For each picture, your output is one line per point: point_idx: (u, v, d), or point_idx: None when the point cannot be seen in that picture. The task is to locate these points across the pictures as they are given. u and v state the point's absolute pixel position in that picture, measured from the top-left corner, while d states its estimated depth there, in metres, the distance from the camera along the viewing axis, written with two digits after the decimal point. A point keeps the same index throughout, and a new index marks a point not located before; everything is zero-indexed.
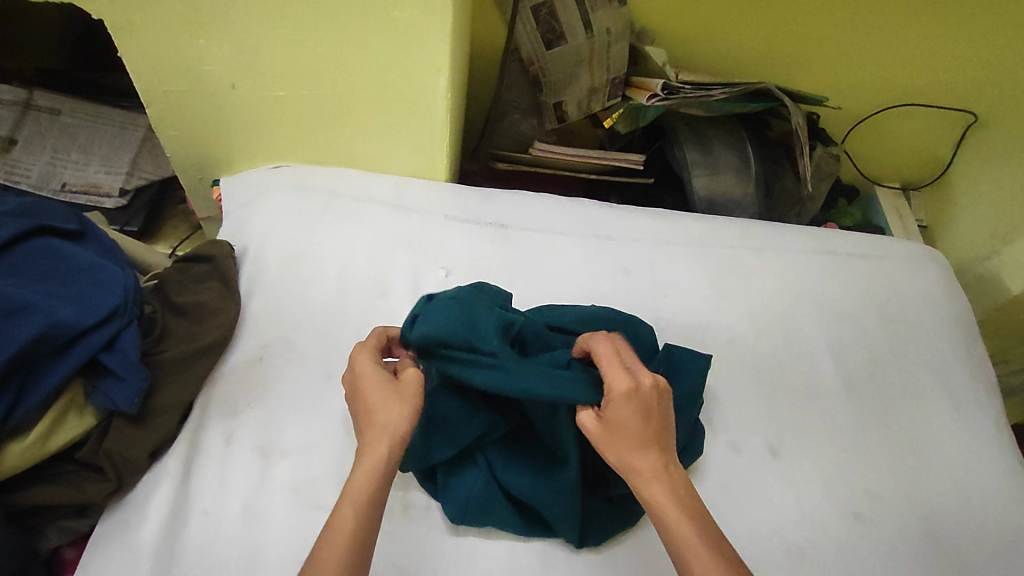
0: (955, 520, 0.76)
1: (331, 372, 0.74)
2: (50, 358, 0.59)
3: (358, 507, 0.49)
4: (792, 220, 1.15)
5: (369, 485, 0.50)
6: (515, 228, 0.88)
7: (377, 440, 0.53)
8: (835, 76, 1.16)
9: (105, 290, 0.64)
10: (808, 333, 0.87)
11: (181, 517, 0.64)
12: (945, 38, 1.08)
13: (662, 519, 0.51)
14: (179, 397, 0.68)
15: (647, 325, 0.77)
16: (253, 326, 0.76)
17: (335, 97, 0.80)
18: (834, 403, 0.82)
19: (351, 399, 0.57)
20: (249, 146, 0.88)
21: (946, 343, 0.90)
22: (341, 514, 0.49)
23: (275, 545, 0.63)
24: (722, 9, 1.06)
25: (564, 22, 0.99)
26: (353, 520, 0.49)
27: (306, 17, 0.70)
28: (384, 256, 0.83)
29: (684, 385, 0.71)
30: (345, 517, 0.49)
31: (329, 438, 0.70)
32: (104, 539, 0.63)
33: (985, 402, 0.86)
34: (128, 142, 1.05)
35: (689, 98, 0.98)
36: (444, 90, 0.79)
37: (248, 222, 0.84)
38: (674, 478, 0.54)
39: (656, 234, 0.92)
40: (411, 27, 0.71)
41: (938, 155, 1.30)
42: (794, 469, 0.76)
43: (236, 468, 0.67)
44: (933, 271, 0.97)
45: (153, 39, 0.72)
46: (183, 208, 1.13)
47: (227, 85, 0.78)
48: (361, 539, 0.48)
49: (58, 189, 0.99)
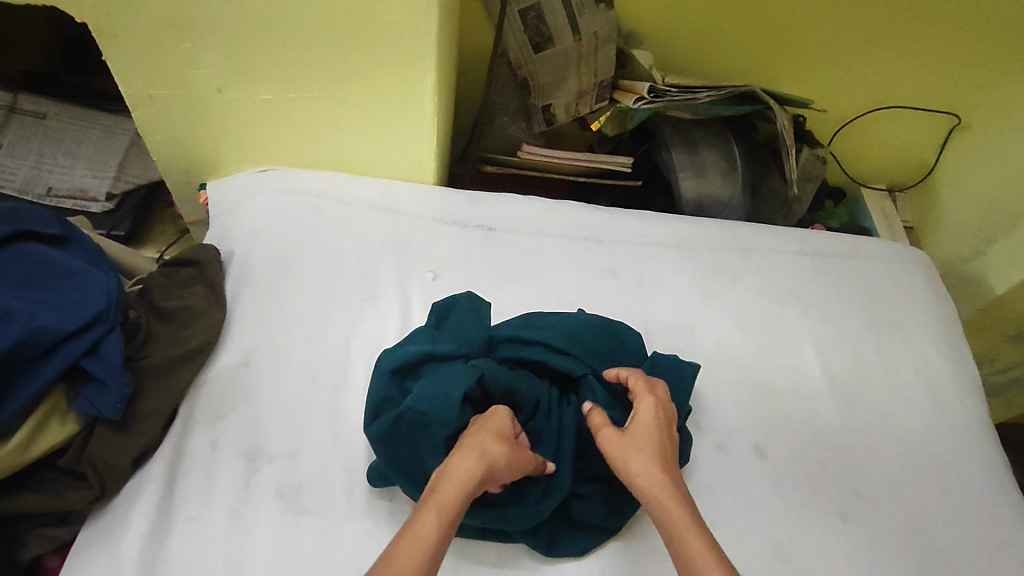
0: (939, 517, 0.76)
1: (318, 377, 0.74)
2: (31, 365, 0.59)
3: (440, 517, 0.51)
4: (780, 221, 1.15)
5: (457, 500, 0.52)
6: (503, 230, 0.89)
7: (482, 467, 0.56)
8: (822, 79, 1.17)
9: (88, 296, 0.64)
10: (795, 334, 0.87)
11: (166, 523, 0.63)
12: (929, 40, 1.09)
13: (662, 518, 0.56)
14: (164, 403, 0.68)
15: (632, 330, 0.77)
16: (239, 330, 0.76)
17: (322, 101, 0.80)
18: (820, 404, 0.82)
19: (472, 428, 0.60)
20: (237, 150, 0.88)
21: (931, 343, 0.91)
22: (424, 524, 0.50)
23: (261, 551, 0.62)
24: (709, 13, 1.06)
25: (552, 25, 1.00)
26: (436, 534, 0.50)
27: (291, 20, 0.70)
28: (372, 259, 0.83)
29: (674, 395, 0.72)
30: (431, 527, 0.50)
31: (316, 442, 0.70)
32: (87, 547, 0.62)
33: (970, 403, 0.87)
34: (114, 146, 1.05)
35: (676, 101, 0.99)
36: (430, 92, 0.79)
37: (234, 226, 0.84)
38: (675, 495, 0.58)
39: (644, 236, 0.92)
40: (398, 30, 0.71)
41: (923, 157, 1.31)
42: (780, 469, 0.76)
43: (221, 473, 0.66)
44: (918, 271, 0.98)
45: (138, 42, 0.71)
46: (171, 212, 1.12)
47: (213, 89, 0.78)
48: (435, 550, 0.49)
49: (43, 194, 0.99)
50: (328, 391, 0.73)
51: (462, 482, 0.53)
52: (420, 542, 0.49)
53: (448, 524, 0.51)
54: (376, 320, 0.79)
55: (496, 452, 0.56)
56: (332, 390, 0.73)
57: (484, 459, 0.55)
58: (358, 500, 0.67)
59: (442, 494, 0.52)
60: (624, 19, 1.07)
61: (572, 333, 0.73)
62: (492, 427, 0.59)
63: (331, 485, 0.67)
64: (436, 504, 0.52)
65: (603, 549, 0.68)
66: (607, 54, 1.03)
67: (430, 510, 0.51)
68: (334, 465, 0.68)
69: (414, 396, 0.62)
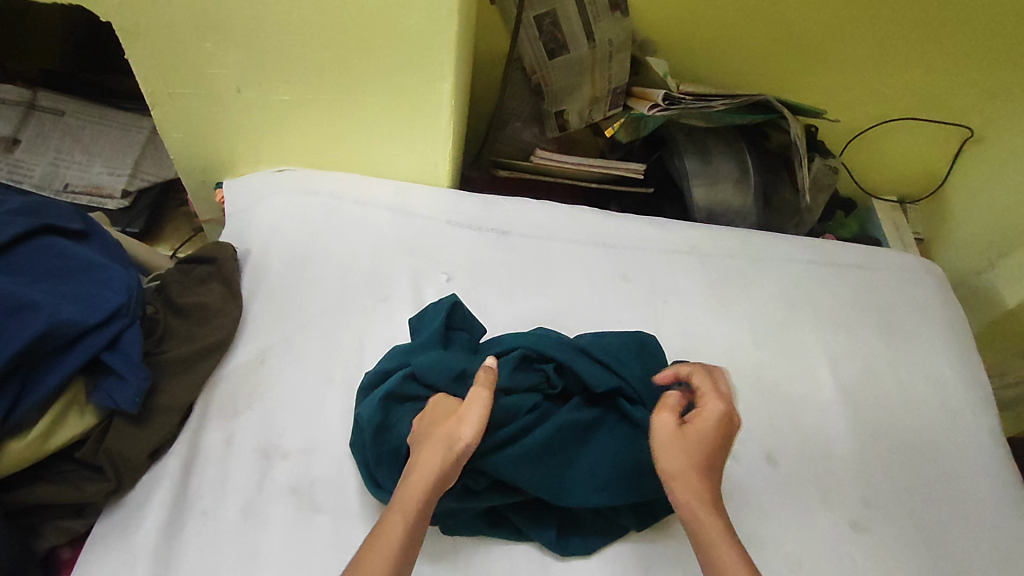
0: (952, 530, 0.76)
1: (331, 375, 0.74)
2: (52, 357, 0.60)
3: (404, 518, 0.53)
4: (790, 231, 1.16)
5: (417, 493, 0.54)
6: (517, 234, 0.89)
7: (441, 443, 0.57)
8: (834, 90, 1.17)
9: (108, 290, 0.64)
10: (807, 343, 0.88)
11: (181, 517, 0.64)
12: (942, 53, 1.09)
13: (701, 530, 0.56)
14: (180, 398, 0.68)
15: (653, 337, 0.76)
16: (253, 328, 0.76)
17: (339, 101, 0.81)
18: (832, 413, 0.82)
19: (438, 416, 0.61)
20: (254, 149, 0.88)
21: (942, 355, 0.91)
22: (390, 529, 0.53)
23: (274, 547, 0.63)
24: (722, 22, 1.07)
25: (566, 31, 1.01)
26: (399, 535, 0.52)
27: (312, 20, 0.71)
28: (386, 260, 0.84)
29: None
30: (395, 529, 0.52)
31: (330, 440, 0.70)
32: (101, 539, 0.63)
33: (981, 415, 0.86)
34: (131, 144, 1.06)
35: (690, 108, 0.99)
36: (448, 96, 0.80)
37: (250, 225, 0.85)
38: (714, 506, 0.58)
39: (657, 242, 0.92)
40: (418, 34, 0.72)
41: (934, 169, 1.31)
42: (791, 477, 0.76)
43: (236, 468, 0.67)
44: (930, 282, 0.98)
45: (162, 41, 0.72)
46: (185, 210, 1.13)
47: (233, 89, 0.79)
48: (403, 550, 0.52)
49: (60, 189, 0.99)
50: (341, 389, 0.74)
51: (420, 480, 0.55)
52: (385, 545, 0.52)
53: (415, 523, 0.53)
54: (390, 321, 0.80)
55: (454, 441, 0.56)
56: (345, 388, 0.74)
57: (442, 451, 0.56)
58: (370, 499, 0.67)
59: (404, 495, 0.54)
60: (638, 26, 1.08)
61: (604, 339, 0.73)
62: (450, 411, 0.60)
63: (344, 482, 0.68)
64: (401, 504, 0.54)
65: (614, 548, 0.68)
66: (621, 61, 1.03)
67: (394, 512, 0.53)
68: (347, 463, 0.69)
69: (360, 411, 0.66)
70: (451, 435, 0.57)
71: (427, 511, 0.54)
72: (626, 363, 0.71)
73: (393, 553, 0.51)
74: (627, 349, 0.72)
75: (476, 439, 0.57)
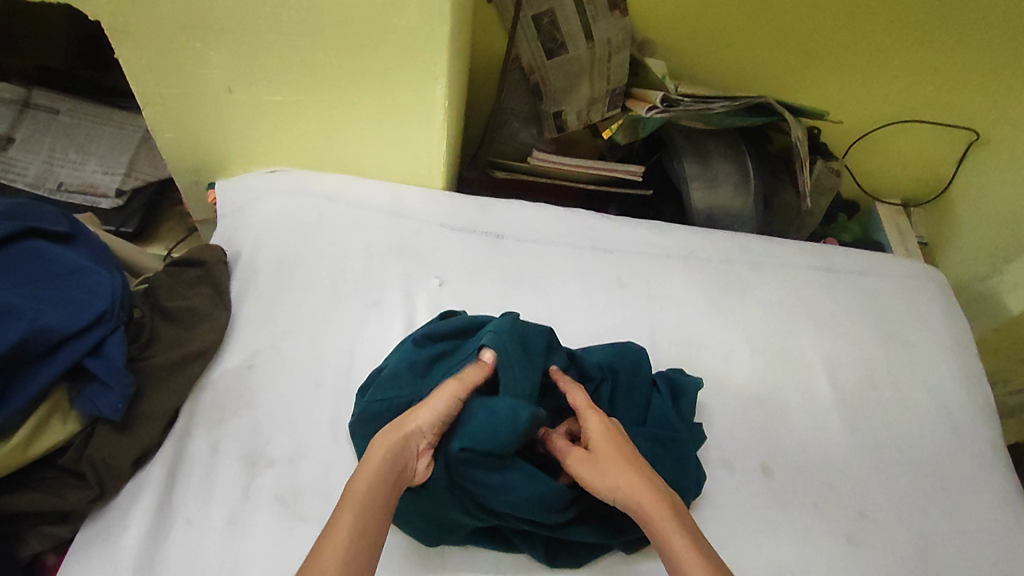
0: (950, 543, 0.75)
1: (320, 381, 0.74)
2: (34, 362, 0.59)
3: (356, 511, 0.50)
4: (791, 235, 1.15)
5: (367, 486, 0.52)
6: (511, 238, 0.88)
7: (386, 438, 0.57)
8: (838, 91, 1.15)
9: (92, 296, 0.63)
10: (806, 351, 0.86)
11: (165, 526, 0.63)
12: (947, 55, 1.07)
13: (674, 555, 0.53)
14: (166, 404, 0.67)
15: (639, 345, 0.78)
16: (242, 334, 0.75)
17: (332, 103, 0.80)
18: (830, 423, 0.81)
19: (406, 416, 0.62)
20: (247, 150, 0.87)
21: (943, 364, 0.89)
22: (345, 516, 0.50)
23: (258, 557, 0.62)
24: (724, 22, 1.05)
25: (565, 31, 0.99)
26: (351, 526, 0.49)
27: (300, 22, 0.69)
28: (377, 264, 0.83)
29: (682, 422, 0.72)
30: (347, 522, 0.50)
31: (317, 448, 0.69)
32: (85, 546, 0.62)
33: (983, 427, 0.85)
34: (126, 143, 1.05)
35: (689, 110, 0.97)
36: (442, 98, 0.78)
37: (241, 227, 0.83)
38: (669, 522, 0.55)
39: (654, 246, 0.91)
40: (410, 34, 0.71)
41: (938, 172, 1.29)
42: (786, 487, 0.75)
43: (221, 476, 0.66)
44: (932, 289, 0.96)
45: (150, 41, 0.71)
46: (180, 210, 1.11)
47: (225, 90, 0.78)
48: (360, 544, 0.49)
49: (54, 189, 0.98)
50: (330, 396, 0.73)
51: (370, 467, 0.54)
52: (341, 538, 0.48)
53: (373, 506, 0.51)
54: (380, 326, 0.79)
55: (398, 424, 0.58)
56: (333, 394, 0.73)
57: (384, 438, 0.56)
58: None
59: (352, 488, 0.52)
60: (638, 25, 1.06)
61: (618, 352, 0.75)
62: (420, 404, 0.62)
63: (331, 491, 0.67)
64: (353, 500, 0.51)
65: (602, 561, 0.67)
66: (621, 61, 1.02)
67: (348, 500, 0.51)
68: (335, 472, 0.68)
69: (376, 390, 0.67)
70: (394, 427, 0.58)
71: (380, 499, 0.52)
72: (624, 375, 0.74)
73: (351, 538, 0.48)
74: (627, 364, 0.75)
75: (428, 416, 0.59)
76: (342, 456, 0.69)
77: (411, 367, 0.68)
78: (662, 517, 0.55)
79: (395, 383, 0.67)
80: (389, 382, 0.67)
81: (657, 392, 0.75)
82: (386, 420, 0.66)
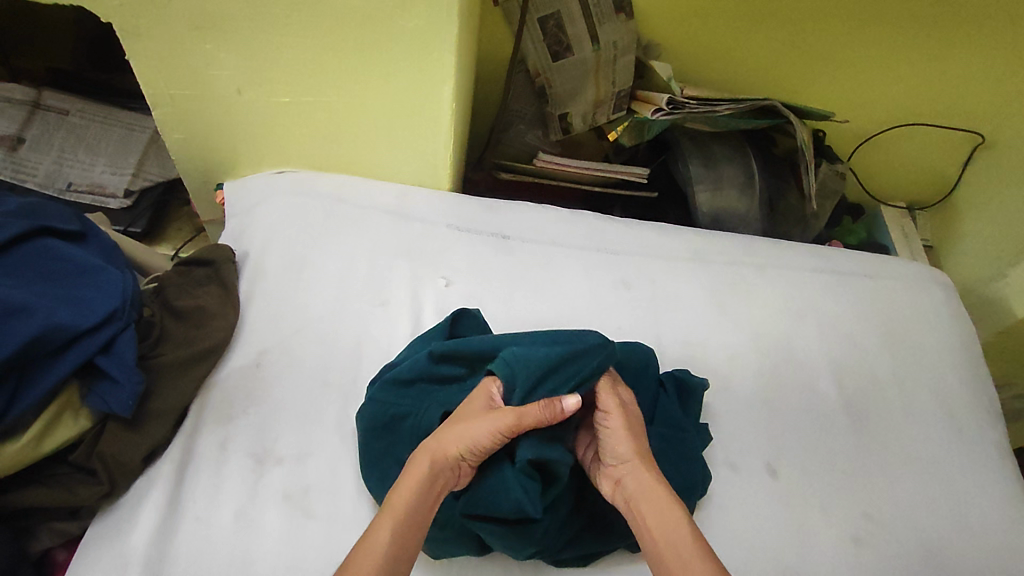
0: (955, 545, 0.75)
1: (327, 380, 0.74)
2: (47, 360, 0.60)
3: (393, 526, 0.53)
4: (796, 237, 1.14)
5: (409, 502, 0.55)
6: (517, 239, 0.88)
7: (432, 453, 0.57)
8: (843, 94, 1.16)
9: (103, 294, 0.64)
10: (811, 353, 0.86)
11: (173, 522, 0.64)
12: (951, 59, 1.08)
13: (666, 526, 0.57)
14: (176, 402, 0.68)
15: (649, 349, 0.76)
16: (251, 332, 0.76)
17: (340, 105, 0.80)
18: (835, 425, 0.81)
19: (458, 419, 0.60)
20: (255, 151, 0.88)
21: (948, 366, 0.89)
22: (378, 534, 0.53)
23: (266, 553, 0.62)
24: (728, 24, 1.06)
25: (571, 34, 1.00)
26: (387, 542, 0.52)
27: (309, 24, 0.70)
28: (384, 265, 0.83)
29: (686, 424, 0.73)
30: (384, 537, 0.53)
31: (325, 446, 0.70)
32: (94, 542, 0.62)
33: (988, 429, 0.85)
34: (135, 143, 1.05)
35: (694, 113, 0.97)
36: (449, 100, 0.79)
37: (249, 227, 0.84)
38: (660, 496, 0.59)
39: (659, 248, 0.91)
40: (418, 37, 0.71)
41: (943, 175, 1.29)
42: (791, 488, 0.75)
43: (229, 474, 0.67)
44: (937, 291, 0.96)
45: (161, 43, 0.72)
46: (187, 210, 1.12)
47: (234, 91, 0.78)
48: (394, 560, 0.52)
49: (64, 189, 0.99)
50: (338, 395, 0.73)
51: (407, 486, 0.56)
52: (375, 552, 0.52)
53: (406, 525, 0.54)
54: (387, 325, 0.79)
55: (441, 440, 0.58)
56: (340, 394, 0.73)
57: (428, 452, 0.57)
58: (364, 508, 0.66)
59: (394, 500, 0.55)
60: (643, 29, 1.07)
61: (629, 349, 0.74)
62: (467, 416, 0.60)
63: (338, 489, 0.67)
64: (392, 513, 0.54)
65: (607, 561, 0.68)
66: (625, 64, 1.03)
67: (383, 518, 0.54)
68: (343, 470, 0.68)
69: (377, 396, 0.68)
70: (440, 439, 0.58)
71: (418, 516, 0.55)
72: (630, 373, 0.73)
73: (382, 557, 0.52)
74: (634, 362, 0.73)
75: (463, 448, 0.57)
76: (350, 454, 0.69)
77: (413, 378, 0.68)
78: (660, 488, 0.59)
79: (397, 388, 0.68)
80: (390, 386, 0.68)
81: (663, 392, 0.75)
82: (387, 424, 0.67)
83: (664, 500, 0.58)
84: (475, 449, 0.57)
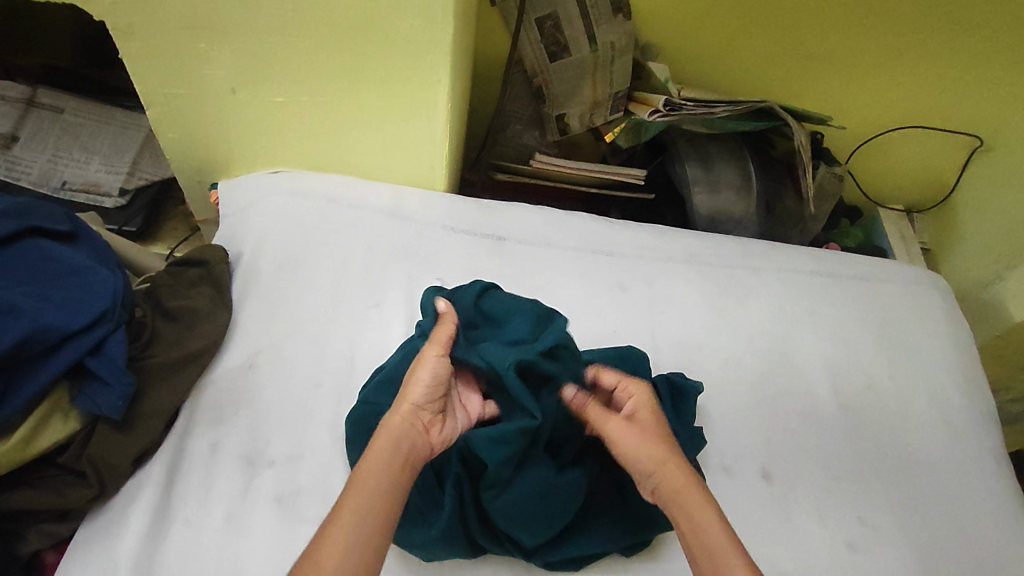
0: (949, 550, 0.74)
1: (320, 381, 0.74)
2: (35, 362, 0.59)
3: (363, 490, 0.51)
4: (793, 239, 1.14)
5: (376, 468, 0.53)
6: (513, 240, 0.88)
7: (391, 420, 0.57)
8: (841, 96, 1.15)
9: (93, 295, 0.63)
10: (807, 357, 0.86)
11: (163, 525, 0.63)
12: (949, 62, 1.07)
13: (692, 524, 0.54)
14: (167, 403, 0.68)
15: (642, 352, 0.76)
16: (243, 335, 0.75)
17: (334, 105, 0.80)
18: (830, 430, 0.81)
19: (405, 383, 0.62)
20: (249, 150, 0.87)
21: (944, 370, 0.89)
22: (350, 501, 0.50)
23: (256, 556, 0.62)
24: (725, 26, 1.05)
25: (568, 34, 1.00)
26: (359, 505, 0.50)
27: (302, 23, 0.70)
28: (378, 265, 0.83)
29: (682, 427, 0.72)
30: (356, 499, 0.50)
31: (316, 448, 0.69)
32: (83, 546, 0.62)
33: (983, 433, 0.85)
34: (129, 142, 1.05)
35: (691, 114, 0.97)
36: (444, 100, 0.79)
37: (243, 227, 0.84)
38: (688, 491, 0.55)
39: (656, 250, 0.91)
40: (412, 37, 0.71)
41: (942, 177, 1.28)
42: (785, 493, 0.75)
43: (221, 476, 0.66)
44: (933, 295, 0.96)
45: (153, 41, 0.72)
46: (183, 209, 1.11)
47: (228, 90, 0.78)
48: (369, 523, 0.49)
49: (58, 188, 0.99)
50: (330, 397, 0.73)
51: (374, 456, 0.53)
52: (346, 516, 0.49)
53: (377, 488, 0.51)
54: (381, 327, 0.79)
55: (393, 405, 0.58)
56: (332, 394, 0.73)
57: (385, 421, 0.57)
58: None
59: (359, 468, 0.53)
60: (641, 30, 1.06)
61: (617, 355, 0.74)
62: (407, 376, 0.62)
63: (330, 492, 0.67)
64: (360, 479, 0.52)
65: (600, 565, 0.67)
66: (623, 65, 1.02)
67: (353, 486, 0.51)
68: (335, 473, 0.68)
69: (366, 398, 0.68)
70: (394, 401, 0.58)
71: (389, 478, 0.52)
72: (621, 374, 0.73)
73: (357, 520, 0.49)
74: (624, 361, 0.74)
75: (417, 392, 0.59)
76: (341, 458, 0.69)
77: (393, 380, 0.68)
78: (686, 488, 0.56)
79: (388, 389, 0.68)
80: (381, 386, 0.68)
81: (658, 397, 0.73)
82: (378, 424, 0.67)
83: (694, 500, 0.55)
84: (425, 386, 0.59)
